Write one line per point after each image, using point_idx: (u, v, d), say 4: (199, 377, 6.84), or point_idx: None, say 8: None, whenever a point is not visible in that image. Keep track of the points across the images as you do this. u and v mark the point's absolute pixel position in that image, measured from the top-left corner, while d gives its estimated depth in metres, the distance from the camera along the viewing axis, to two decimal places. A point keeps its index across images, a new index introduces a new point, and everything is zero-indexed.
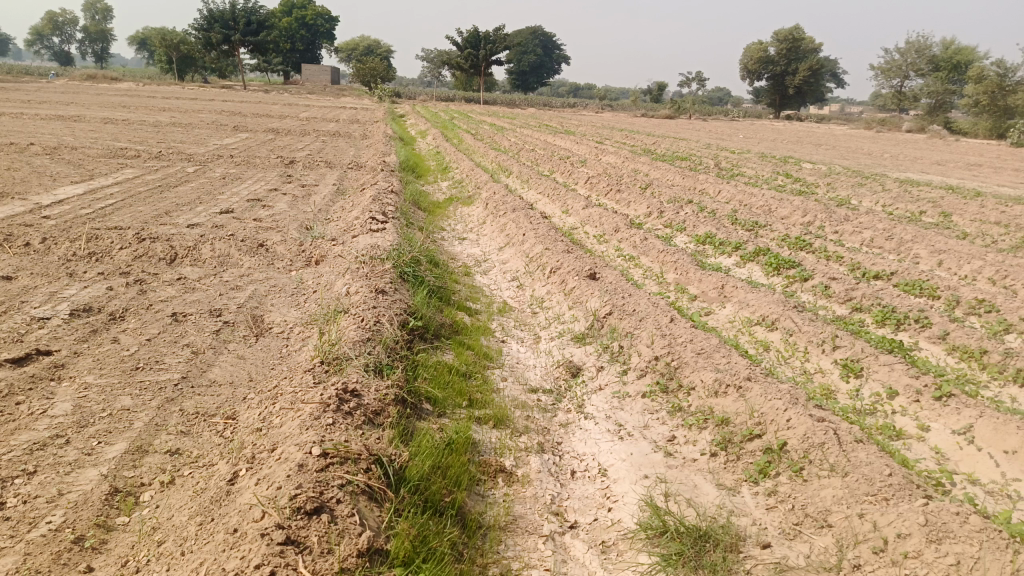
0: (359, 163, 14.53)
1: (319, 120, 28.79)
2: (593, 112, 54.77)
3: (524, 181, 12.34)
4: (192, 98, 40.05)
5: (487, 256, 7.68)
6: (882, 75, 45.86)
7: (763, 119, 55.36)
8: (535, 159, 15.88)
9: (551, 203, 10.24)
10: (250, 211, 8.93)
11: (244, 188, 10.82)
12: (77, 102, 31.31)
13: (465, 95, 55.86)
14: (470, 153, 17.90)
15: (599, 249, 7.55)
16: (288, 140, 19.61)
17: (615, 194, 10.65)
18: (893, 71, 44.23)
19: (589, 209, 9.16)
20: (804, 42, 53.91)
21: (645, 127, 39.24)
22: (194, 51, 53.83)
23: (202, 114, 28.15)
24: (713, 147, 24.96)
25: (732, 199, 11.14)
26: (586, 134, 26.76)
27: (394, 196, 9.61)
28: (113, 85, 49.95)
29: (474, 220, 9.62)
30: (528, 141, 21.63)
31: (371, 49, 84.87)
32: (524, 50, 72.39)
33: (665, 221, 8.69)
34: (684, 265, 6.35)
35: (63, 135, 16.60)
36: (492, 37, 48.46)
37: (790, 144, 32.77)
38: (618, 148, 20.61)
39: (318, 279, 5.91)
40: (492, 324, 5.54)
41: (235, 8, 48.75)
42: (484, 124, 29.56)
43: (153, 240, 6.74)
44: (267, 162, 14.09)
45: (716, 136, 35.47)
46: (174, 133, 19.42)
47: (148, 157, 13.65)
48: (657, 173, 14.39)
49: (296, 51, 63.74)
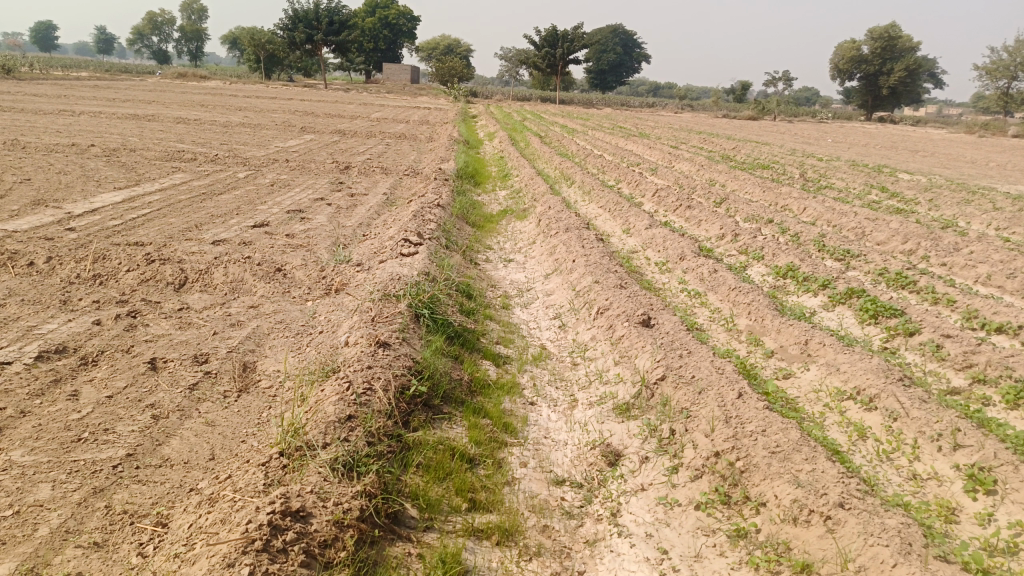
0: (416, 169, 13.89)
1: (389, 121, 28.55)
2: (671, 113, 53.22)
3: (586, 192, 11.42)
4: (272, 97, 40.79)
5: (531, 285, 6.81)
6: (988, 76, 42.61)
7: (854, 121, 52.45)
8: (603, 166, 14.91)
9: (612, 221, 9.30)
10: (285, 224, 8.34)
11: (289, 196, 10.29)
12: (160, 101, 32.16)
13: (541, 95, 55.16)
14: (535, 158, 17.10)
15: (660, 281, 6.59)
16: (351, 142, 19.23)
17: (684, 211, 9.61)
18: (1000, 71, 41.01)
19: (653, 229, 8.19)
20: (901, 40, 50.75)
21: (726, 129, 37.52)
22: (278, 50, 54.97)
23: (275, 113, 28.27)
24: (797, 153, 23.29)
25: (818, 217, 9.93)
26: (662, 138, 25.58)
27: (440, 211, 8.87)
28: (201, 84, 51.50)
29: (525, 237, 8.79)
30: (599, 145, 20.67)
31: (450, 49, 85.10)
32: (603, 48, 71.12)
33: (739, 246, 7.64)
34: (759, 308, 5.34)
35: (130, 136, 16.64)
36: (570, 35, 47.49)
37: (883, 149, 30.57)
38: (693, 154, 19.37)
39: (329, 314, 5.17)
40: (522, 378, 4.65)
41: (318, 9, 49.39)
42: (557, 127, 28.72)
43: (164, 261, 6.16)
44: (323, 167, 13.63)
45: (803, 140, 33.46)
46: (240, 134, 19.33)
47: (204, 160, 13.38)
48: (734, 185, 13.21)
49: (376, 50, 64.33)
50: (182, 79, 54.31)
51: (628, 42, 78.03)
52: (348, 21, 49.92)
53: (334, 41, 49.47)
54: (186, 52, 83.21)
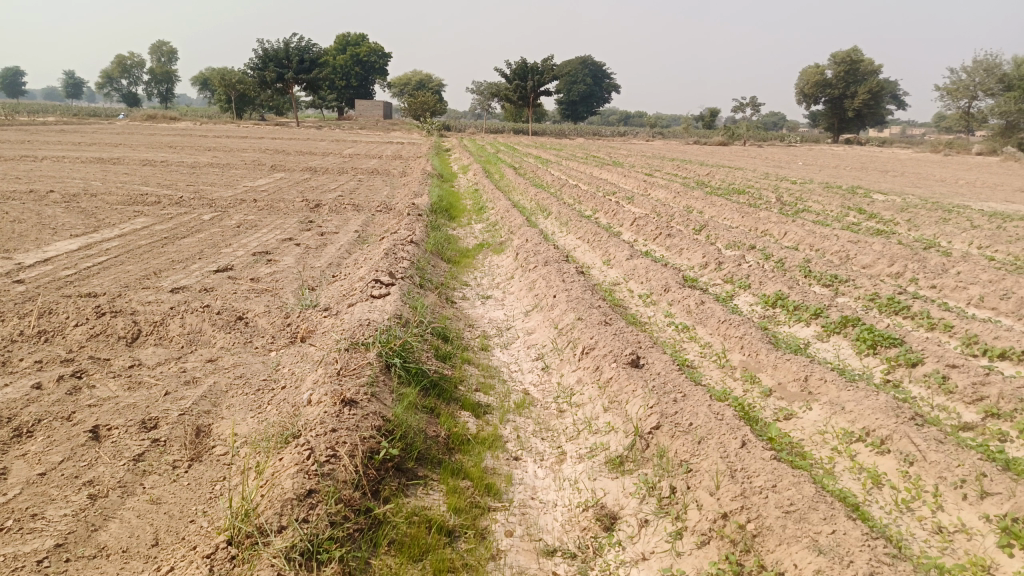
0: (388, 205, 13.58)
1: (361, 157, 28.30)
2: (643, 141, 53.67)
3: (563, 223, 11.17)
4: (242, 137, 40.46)
5: (511, 321, 6.48)
6: (949, 96, 43.53)
7: (822, 144, 53.23)
8: (579, 195, 14.70)
9: (591, 252, 9.02)
10: (250, 267, 7.96)
11: (255, 238, 9.91)
12: (127, 143, 31.65)
13: (513, 126, 55.40)
14: (510, 190, 16.88)
15: (646, 314, 6.28)
16: (323, 179, 18.90)
17: (665, 239, 9.37)
18: (961, 91, 41.91)
19: (634, 260, 7.92)
20: (864, 64, 51.83)
21: (698, 155, 37.78)
22: (249, 90, 54.78)
23: (245, 153, 27.91)
24: (770, 177, 23.36)
25: (800, 242, 9.74)
26: (636, 166, 25.60)
27: (413, 247, 8.54)
28: (170, 125, 51.01)
29: (502, 272, 8.47)
30: (573, 175, 20.55)
31: (421, 84, 85.61)
32: (573, 79, 71.91)
33: (724, 275, 7.38)
34: (753, 342, 5.05)
35: (92, 180, 16.16)
36: (540, 68, 47.87)
37: (853, 170, 30.87)
38: (668, 181, 19.28)
39: (293, 366, 4.78)
40: (505, 429, 4.27)
41: (288, 48, 49.38)
42: (530, 157, 28.64)
43: (116, 314, 5.75)
44: (292, 205, 13.27)
45: (774, 163, 33.74)
46: (208, 174, 18.91)
47: (168, 203, 12.96)
48: (712, 212, 13.04)
49: (348, 87, 64.47)
50: (151, 121, 53.83)
51: (597, 72, 78.93)
52: (319, 59, 49.95)
53: (305, 79, 49.40)
54: (156, 94, 82.70)
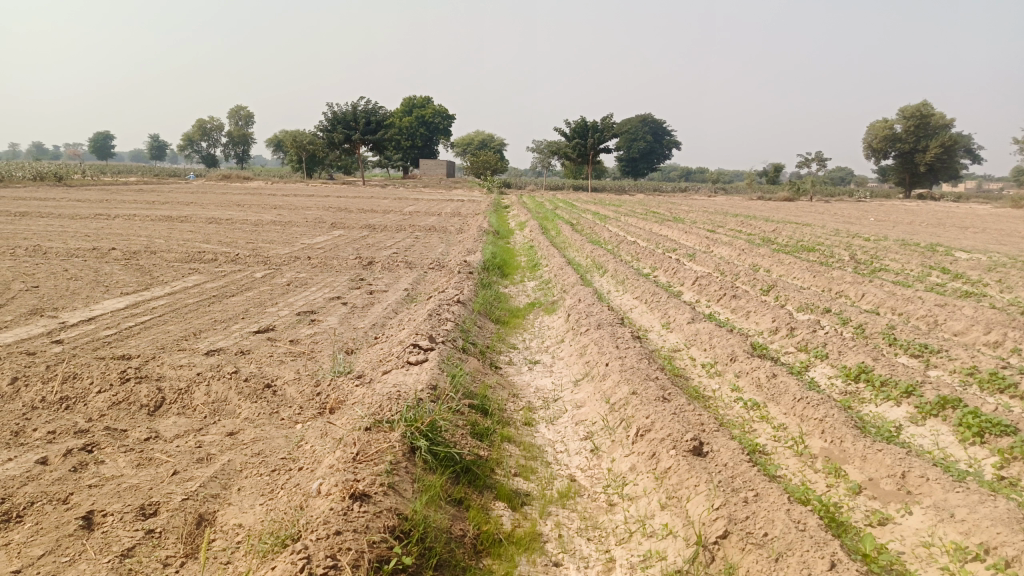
0: (441, 262, 13.32)
1: (420, 214, 28.50)
2: (705, 197, 52.91)
3: (620, 282, 10.64)
4: (308, 195, 41.57)
5: (559, 390, 5.94)
6: None
7: (893, 199, 51.43)
8: (637, 253, 14.17)
9: (649, 313, 8.45)
10: (292, 327, 7.69)
11: (302, 296, 9.70)
12: (198, 201, 32.75)
13: (573, 183, 55.47)
14: (567, 247, 16.48)
15: (709, 388, 5.66)
16: (380, 236, 18.91)
17: (729, 301, 8.73)
18: None
19: (696, 323, 7.31)
20: (935, 118, 50.27)
21: (763, 211, 36.83)
22: (317, 150, 56.62)
23: (308, 211, 28.46)
24: (841, 234, 22.34)
25: (880, 304, 8.95)
26: (698, 221, 24.96)
27: (460, 307, 8.15)
28: (242, 184, 52.94)
29: (553, 334, 7.97)
30: (633, 231, 20.06)
31: (484, 143, 87.22)
32: (634, 137, 72.04)
33: (797, 343, 6.70)
34: (836, 425, 4.39)
35: (156, 237, 16.50)
36: (601, 125, 48.05)
37: (929, 226, 29.43)
38: (732, 238, 18.56)
39: (315, 442, 4.36)
40: (545, 525, 3.71)
41: (356, 110, 51.01)
42: (589, 214, 28.28)
43: (142, 380, 5.47)
44: (345, 263, 13.15)
45: (844, 219, 32.53)
46: (268, 231, 19.18)
47: (224, 260, 13.01)
48: (779, 271, 12.30)
49: (413, 146, 66.06)
50: (225, 180, 56.04)
51: (658, 129, 78.88)
52: (384, 120, 51.38)
53: (371, 139, 50.76)
54: (232, 155, 86.50)
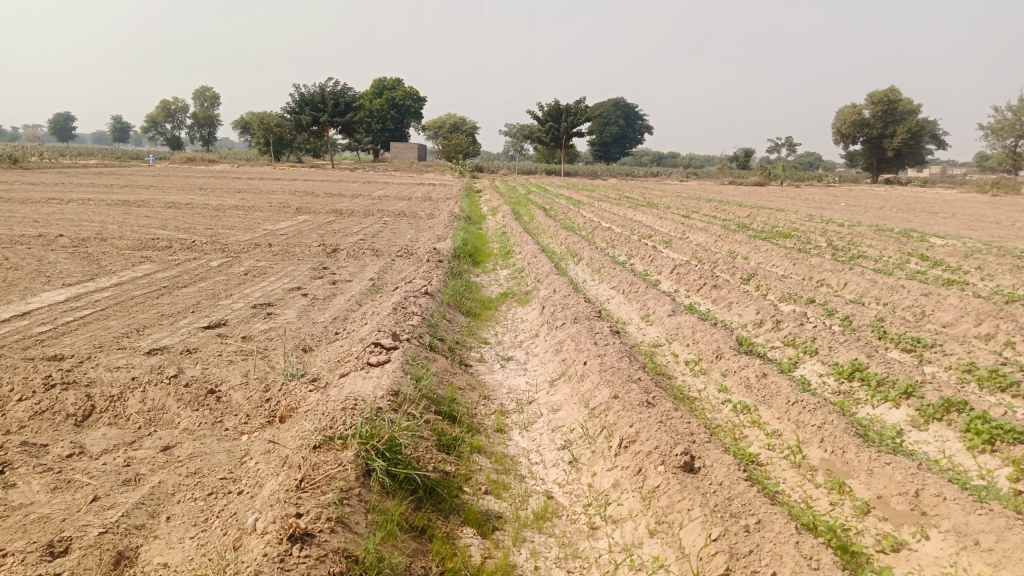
0: (409, 250, 12.77)
1: (390, 198, 27.80)
2: (677, 182, 52.78)
3: (595, 271, 10.22)
4: (275, 179, 40.53)
5: (534, 391, 5.50)
6: (994, 135, 42.10)
7: (862, 184, 51.78)
8: (612, 239, 13.75)
9: (626, 304, 8.03)
10: (245, 321, 7.15)
11: (260, 287, 9.12)
12: (158, 185, 31.63)
13: (546, 168, 54.95)
14: (540, 233, 16.02)
15: (695, 387, 5.26)
16: (346, 222, 18.28)
17: (709, 291, 8.36)
18: (1006, 130, 40.46)
19: (678, 316, 6.91)
20: (903, 103, 50.59)
21: (735, 196, 36.72)
22: (285, 133, 55.29)
23: (274, 195, 27.59)
24: (814, 219, 22.19)
25: (864, 294, 8.64)
26: (671, 207, 24.64)
27: (427, 299, 7.64)
28: (206, 167, 51.51)
29: (526, 327, 7.51)
30: (606, 216, 19.65)
31: (456, 127, 86.24)
32: (606, 121, 71.64)
33: (784, 338, 6.33)
34: (837, 435, 4.02)
35: (109, 223, 15.70)
36: (574, 109, 47.54)
37: (898, 212, 29.53)
38: (707, 223, 18.26)
39: (260, 460, 3.87)
40: (519, 555, 3.26)
41: (324, 91, 49.82)
42: (562, 198, 27.82)
43: (70, 386, 4.91)
44: (308, 250, 12.55)
45: (816, 204, 32.57)
46: (230, 217, 18.42)
47: (180, 248, 12.33)
48: (758, 258, 11.98)
49: (383, 130, 64.98)
50: (188, 163, 54.53)
51: (630, 113, 78.45)
52: (353, 102, 50.29)
53: (340, 122, 49.64)
54: (197, 137, 84.44)
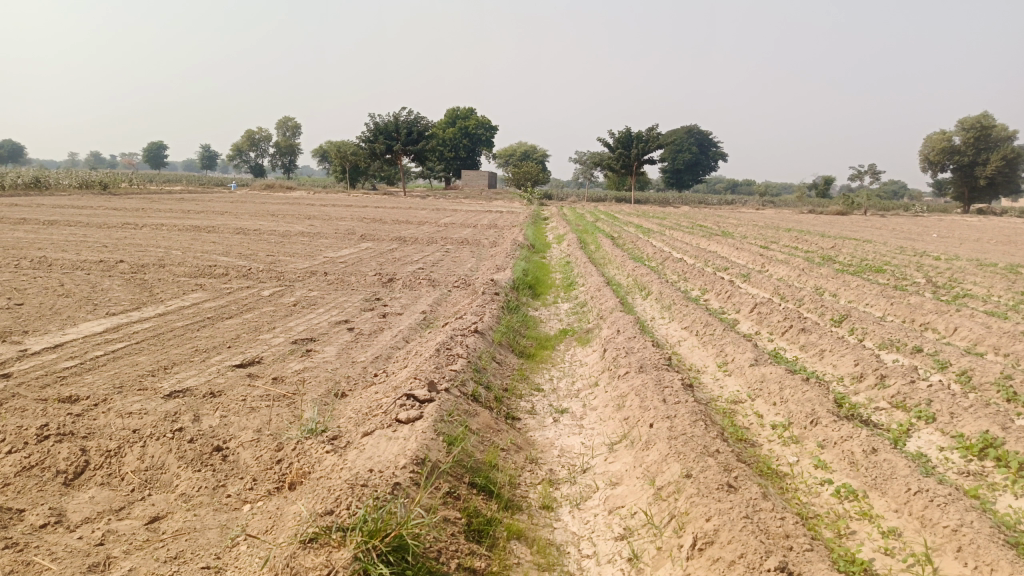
0: (467, 280, 12.17)
1: (456, 225, 27.47)
2: (753, 210, 51.04)
3: (665, 308, 9.34)
4: (347, 205, 41.00)
5: (590, 456, 4.70)
6: None
7: (952, 214, 48.85)
8: (685, 272, 12.80)
9: (700, 349, 7.13)
10: (280, 359, 6.61)
11: (306, 319, 8.63)
12: (233, 211, 32.28)
13: (616, 195, 54.06)
14: (607, 263, 15.20)
15: (785, 461, 4.36)
16: (408, 249, 17.89)
17: (795, 335, 7.39)
18: None
19: (761, 367, 5.99)
20: (997, 129, 47.61)
21: (814, 226, 34.98)
22: (358, 160, 56.29)
23: (342, 222, 27.68)
24: (905, 252, 20.61)
25: (979, 343, 7.50)
26: (748, 237, 23.45)
27: (477, 338, 6.94)
28: (283, 194, 52.87)
29: (586, 372, 6.72)
30: (678, 246, 18.67)
31: (527, 154, 86.33)
32: (678, 148, 70.37)
33: (891, 399, 5.34)
34: (982, 546, 3.07)
35: (174, 249, 15.72)
36: (646, 136, 46.67)
37: (997, 244, 27.37)
38: (787, 255, 17.07)
39: (251, 546, 3.21)
40: None
41: (397, 120, 50.45)
42: (632, 227, 26.92)
43: (68, 436, 4.39)
44: (363, 279, 12.11)
45: (904, 235, 30.59)
46: (294, 243, 18.32)
47: (235, 275, 12.06)
48: (848, 295, 10.83)
49: (455, 158, 65.47)
50: (266, 190, 56.10)
51: (704, 140, 76.84)
52: (425, 130, 50.73)
53: (412, 150, 50.11)
54: (277, 165, 87.29)
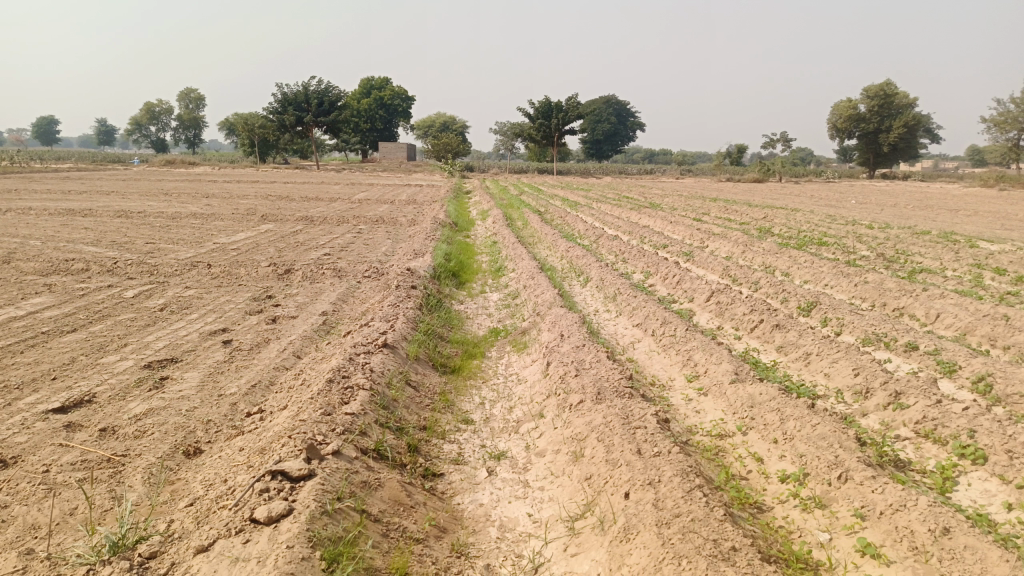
0: (379, 268, 10.56)
1: (372, 202, 25.53)
2: (673, 180, 50.74)
3: (609, 299, 8.03)
4: (254, 182, 38.21)
5: (542, 540, 3.33)
6: (996, 128, 40.14)
7: (861, 180, 49.81)
8: (623, 252, 11.55)
9: (660, 355, 5.84)
10: (117, 399, 4.94)
11: (172, 330, 6.91)
12: (122, 191, 29.22)
13: (539, 167, 52.82)
14: (536, 242, 13.88)
15: (815, 540, 3.10)
16: (315, 231, 16.04)
17: (769, 334, 6.19)
18: (1009, 124, 38.58)
19: (744, 384, 4.75)
20: (899, 97, 48.60)
21: (734, 195, 34.60)
22: (267, 134, 52.99)
23: (247, 201, 25.37)
24: (835, 221, 20.11)
25: (971, 333, 6.51)
26: (677, 208, 22.65)
27: (385, 354, 5.44)
28: (185, 171, 49.25)
29: (525, 392, 5.33)
30: (609, 221, 17.50)
31: (446, 126, 83.77)
32: (598, 119, 69.63)
33: (916, 426, 4.18)
34: None
35: (34, 239, 13.45)
36: (566, 105, 45.48)
37: (914, 211, 27.38)
38: (722, 228, 16.14)
39: None
40: None
41: (307, 91, 47.47)
42: (557, 201, 25.63)
43: None
44: (256, 271, 10.34)
45: (825, 203, 30.34)
46: (184, 227, 16.21)
47: (98, 271, 10.08)
48: (803, 274, 9.80)
49: (372, 129, 62.68)
50: (167, 166, 52.18)
51: (622, 110, 76.40)
52: (339, 101, 47.93)
53: (326, 121, 47.23)
54: (181, 139, 82.10)
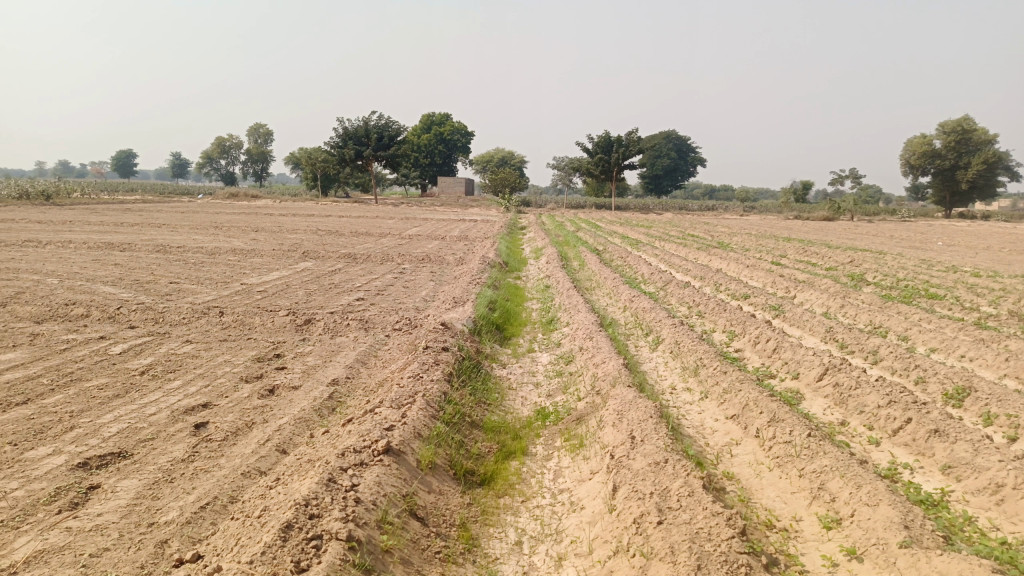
0: (413, 320, 9.09)
1: (422, 238, 24.37)
2: (737, 217, 48.40)
3: (689, 374, 6.35)
4: (309, 215, 37.74)
5: None
6: None
7: (939, 220, 46.50)
8: (698, 304, 9.85)
9: (772, 473, 4.16)
10: (6, 528, 3.51)
11: (138, 406, 5.51)
12: (175, 223, 28.81)
13: (597, 202, 51.27)
14: (595, 288, 12.26)
15: None
16: (354, 271, 14.76)
17: (924, 446, 4.45)
18: None
19: (926, 552, 3.04)
20: (979, 133, 45.39)
21: (804, 234, 32.21)
22: (326, 168, 53.02)
23: (295, 235, 24.52)
24: (930, 266, 17.88)
25: None
26: (748, 249, 20.76)
27: (384, 466, 3.90)
28: (244, 203, 49.42)
29: (580, 530, 3.71)
30: (676, 264, 15.76)
31: (504, 162, 83.33)
32: (657, 154, 67.86)
33: None
34: None
35: (53, 276, 12.49)
36: (626, 140, 43.96)
37: (1012, 254, 24.72)
38: (806, 274, 14.22)
39: None
40: None
41: (367, 125, 47.25)
42: (616, 239, 23.98)
43: None
44: (272, 321, 8.99)
45: (908, 245, 27.71)
46: (218, 265, 15.15)
47: (98, 319, 8.88)
48: (927, 339, 7.94)
49: (430, 164, 62.39)
50: (228, 198, 52.65)
51: (682, 146, 74.40)
52: (398, 136, 47.59)
53: (384, 156, 46.76)
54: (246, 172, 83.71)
